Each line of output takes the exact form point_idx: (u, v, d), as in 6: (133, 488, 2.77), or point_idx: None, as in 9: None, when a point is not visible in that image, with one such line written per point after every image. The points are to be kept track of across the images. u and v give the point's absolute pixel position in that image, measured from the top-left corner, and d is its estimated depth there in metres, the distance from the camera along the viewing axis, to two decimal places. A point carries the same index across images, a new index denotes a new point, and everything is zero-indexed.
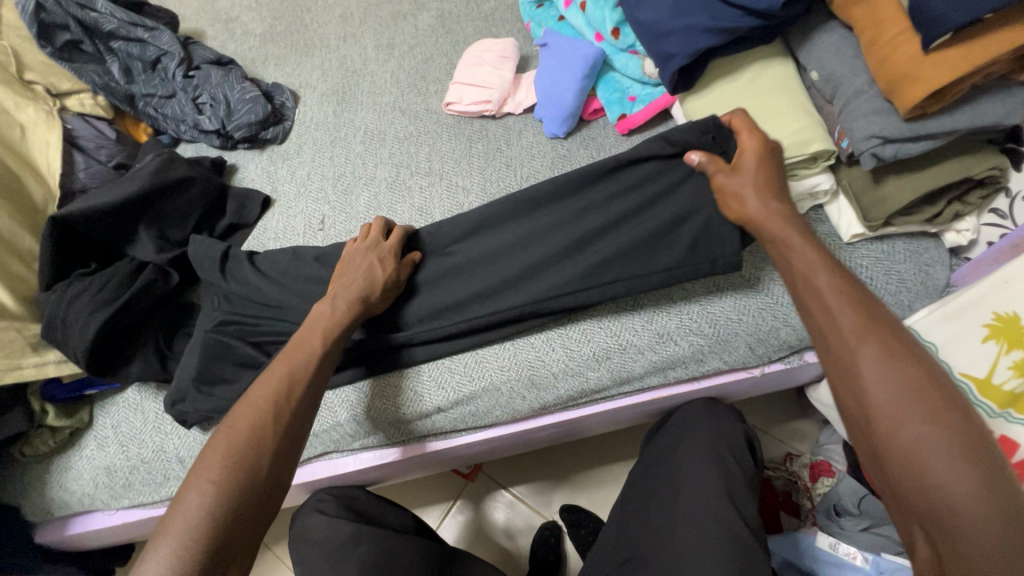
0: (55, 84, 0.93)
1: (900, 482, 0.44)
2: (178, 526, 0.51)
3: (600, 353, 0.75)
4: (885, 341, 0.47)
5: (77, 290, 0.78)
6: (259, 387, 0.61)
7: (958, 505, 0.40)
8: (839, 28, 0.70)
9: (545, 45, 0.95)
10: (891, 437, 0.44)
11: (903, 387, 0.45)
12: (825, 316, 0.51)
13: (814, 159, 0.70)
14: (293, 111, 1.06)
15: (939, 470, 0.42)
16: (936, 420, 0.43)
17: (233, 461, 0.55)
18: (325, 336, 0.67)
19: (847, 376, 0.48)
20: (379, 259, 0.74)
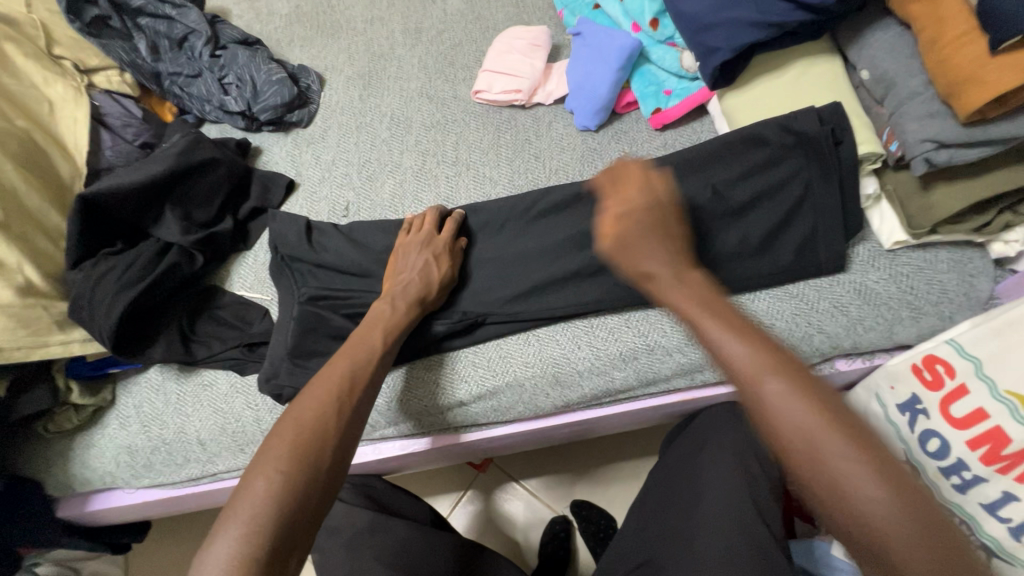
0: (83, 59, 0.93)
1: (830, 513, 0.43)
2: (243, 514, 0.51)
3: (628, 353, 0.74)
4: (780, 367, 0.46)
5: (104, 270, 0.77)
6: (323, 378, 0.61)
7: (884, 529, 0.41)
8: (894, 25, 0.67)
9: (578, 34, 0.93)
10: (814, 472, 0.43)
11: (813, 417, 0.44)
12: (716, 355, 0.48)
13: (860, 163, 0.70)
14: (318, 94, 1.04)
15: (862, 502, 0.41)
16: (846, 445, 0.43)
17: (300, 449, 0.55)
18: (386, 334, 0.68)
19: (759, 414, 0.46)
20: (434, 255, 0.75)
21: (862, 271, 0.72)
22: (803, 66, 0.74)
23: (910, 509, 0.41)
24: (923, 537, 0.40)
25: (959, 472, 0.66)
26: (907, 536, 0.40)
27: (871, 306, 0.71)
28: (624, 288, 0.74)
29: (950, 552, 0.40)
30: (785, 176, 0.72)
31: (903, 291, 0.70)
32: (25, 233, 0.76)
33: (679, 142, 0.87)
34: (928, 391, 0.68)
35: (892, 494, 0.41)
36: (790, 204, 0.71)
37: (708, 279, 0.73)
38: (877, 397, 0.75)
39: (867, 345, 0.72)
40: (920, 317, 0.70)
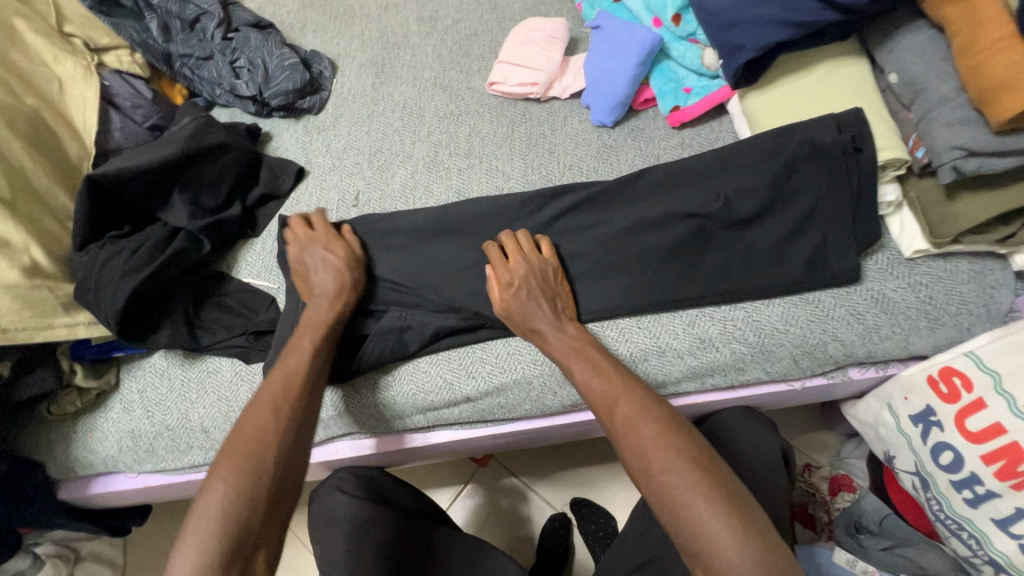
0: (94, 37, 0.91)
1: (667, 524, 0.52)
2: (201, 525, 0.52)
3: (639, 354, 0.73)
4: (630, 398, 0.60)
5: (111, 252, 0.76)
6: (259, 392, 0.63)
7: (702, 528, 0.49)
8: (926, 27, 0.65)
9: (597, 27, 0.91)
10: (652, 483, 0.54)
11: (650, 429, 0.57)
12: (583, 387, 0.64)
13: (884, 168, 0.69)
14: (330, 80, 1.03)
15: (682, 495, 0.51)
16: (677, 459, 0.54)
17: (244, 458, 0.56)
18: (314, 337, 0.69)
19: (618, 442, 0.58)
20: (326, 247, 0.77)
21: (880, 280, 0.70)
22: (829, 67, 0.72)
23: (729, 509, 0.50)
24: (744, 535, 0.48)
25: (972, 486, 0.65)
26: (724, 532, 0.49)
27: (888, 315, 0.70)
28: (635, 289, 0.73)
29: (762, 548, 0.48)
30: (806, 179, 0.70)
31: (921, 301, 0.69)
32: (31, 213, 0.75)
33: (697, 141, 0.86)
34: (943, 403, 0.67)
35: (711, 494, 0.51)
36: (810, 208, 0.70)
37: (723, 283, 0.72)
38: (889, 407, 0.74)
39: (881, 355, 0.71)
40: (937, 328, 0.69)
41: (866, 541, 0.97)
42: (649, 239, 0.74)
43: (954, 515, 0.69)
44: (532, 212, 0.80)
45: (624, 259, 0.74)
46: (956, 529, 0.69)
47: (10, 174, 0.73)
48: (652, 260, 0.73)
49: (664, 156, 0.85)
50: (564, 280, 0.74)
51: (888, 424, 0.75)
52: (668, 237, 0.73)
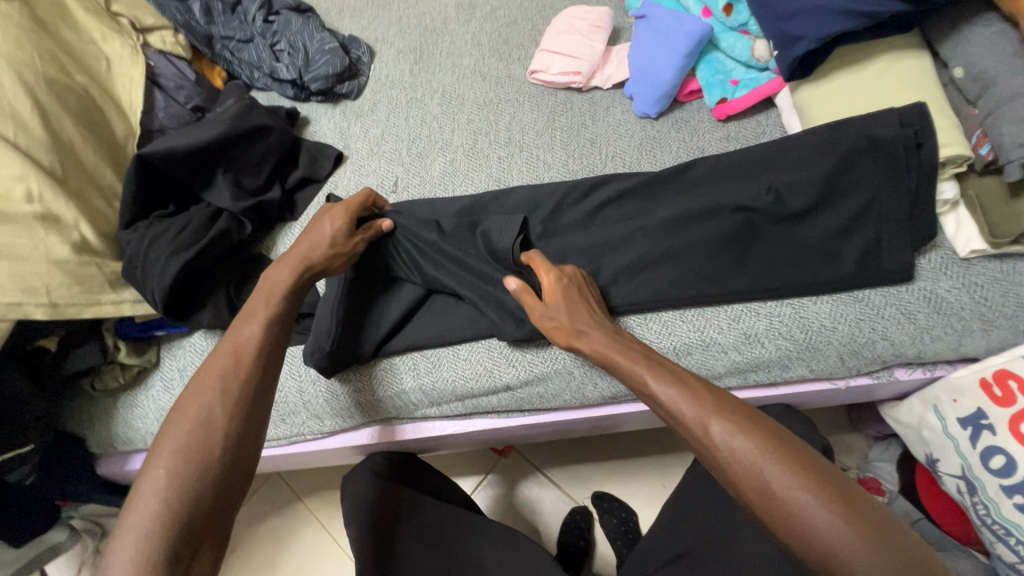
0: (140, 17, 0.91)
1: (801, 549, 0.45)
2: (140, 520, 0.49)
3: (682, 347, 0.72)
4: (727, 414, 0.51)
5: (158, 230, 0.77)
6: (204, 367, 0.59)
7: (842, 551, 0.43)
8: (997, 21, 0.64)
9: (642, 16, 0.90)
10: (776, 504, 0.46)
11: (763, 453, 0.48)
12: (666, 406, 0.55)
13: (943, 165, 0.67)
14: (368, 66, 1.02)
15: (824, 526, 0.44)
16: (806, 478, 0.46)
17: (185, 445, 0.53)
18: (270, 301, 0.66)
19: (729, 471, 0.49)
20: (331, 217, 0.74)
21: (933, 279, 0.69)
22: (889, 60, 0.70)
23: (867, 524, 0.44)
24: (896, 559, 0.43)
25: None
26: (869, 555, 0.43)
27: (941, 315, 0.68)
28: (680, 281, 0.72)
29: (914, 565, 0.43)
30: (861, 174, 0.69)
31: (976, 301, 0.68)
32: (80, 190, 0.75)
33: (742, 134, 0.84)
34: (996, 406, 0.66)
35: (846, 512, 0.44)
36: (864, 205, 0.69)
37: (771, 279, 0.71)
38: (935, 409, 0.73)
39: (931, 356, 0.70)
40: (992, 330, 0.67)
41: None
42: (696, 231, 0.73)
43: (1002, 520, 0.67)
44: (574, 202, 0.80)
45: (668, 250, 0.73)
46: (1003, 535, 0.68)
47: (60, 150, 0.74)
48: (700, 252, 0.73)
49: (707, 149, 0.84)
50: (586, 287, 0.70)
51: (933, 427, 0.74)
52: (715, 231, 0.72)
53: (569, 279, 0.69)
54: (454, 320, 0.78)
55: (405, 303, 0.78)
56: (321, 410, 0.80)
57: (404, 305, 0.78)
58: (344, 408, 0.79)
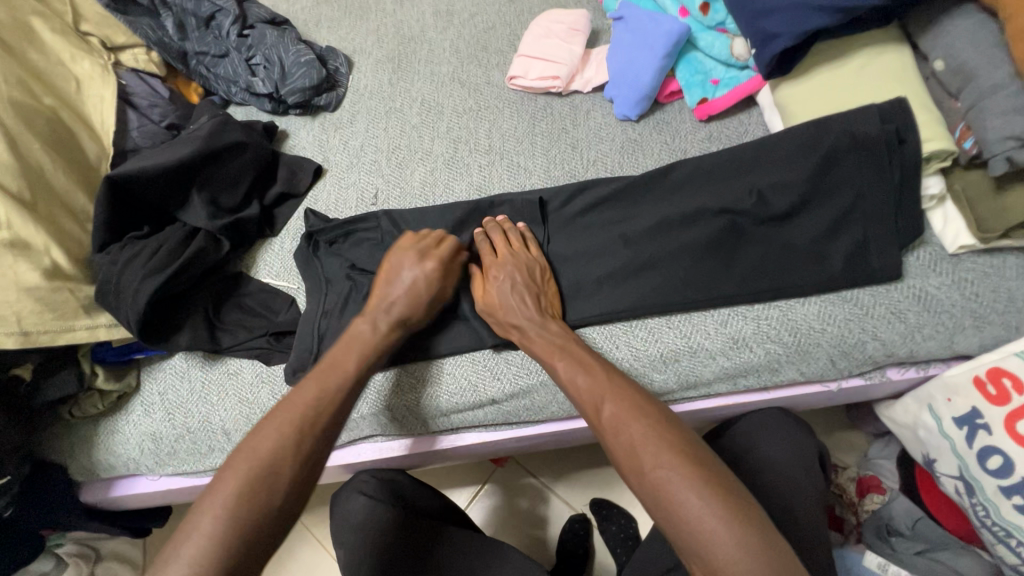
0: (110, 36, 0.90)
1: (662, 520, 0.51)
2: (189, 556, 0.49)
3: (670, 354, 0.71)
4: (616, 396, 0.58)
5: (131, 254, 0.75)
6: (280, 412, 0.58)
7: (702, 530, 0.48)
8: (976, 11, 0.62)
9: (620, 18, 0.89)
10: (647, 482, 0.52)
11: (636, 431, 0.54)
12: (570, 386, 0.62)
13: (928, 160, 0.65)
14: (346, 77, 1.01)
15: (677, 498, 0.50)
16: (669, 456, 0.52)
17: (246, 490, 0.53)
18: (361, 360, 0.65)
19: (611, 446, 0.56)
20: (426, 268, 0.70)
21: (922, 277, 0.68)
22: (870, 55, 0.69)
23: (733, 511, 0.48)
24: (745, 537, 0.47)
25: (1021, 492, 0.62)
26: (723, 534, 0.47)
27: (931, 314, 0.67)
28: (665, 288, 0.71)
29: (760, 542, 0.47)
30: (843, 172, 0.67)
31: (967, 298, 0.66)
32: (51, 215, 0.74)
33: (724, 135, 0.83)
34: (990, 406, 0.64)
35: (707, 491, 0.49)
36: (849, 203, 0.67)
37: (756, 282, 0.69)
38: (931, 408, 0.71)
39: (923, 354, 0.68)
40: (984, 326, 0.66)
41: (898, 545, 0.96)
42: (678, 236, 0.72)
43: (1003, 522, 0.65)
44: (555, 209, 0.78)
45: (651, 256, 0.72)
46: (1004, 536, 0.66)
47: (29, 174, 0.72)
48: (683, 258, 0.71)
49: (689, 150, 0.83)
50: (551, 281, 0.73)
51: (929, 426, 0.72)
52: (699, 235, 0.71)
53: (529, 265, 0.72)
54: (436, 332, 0.76)
55: None
56: (360, 417, 0.77)
57: None
58: None
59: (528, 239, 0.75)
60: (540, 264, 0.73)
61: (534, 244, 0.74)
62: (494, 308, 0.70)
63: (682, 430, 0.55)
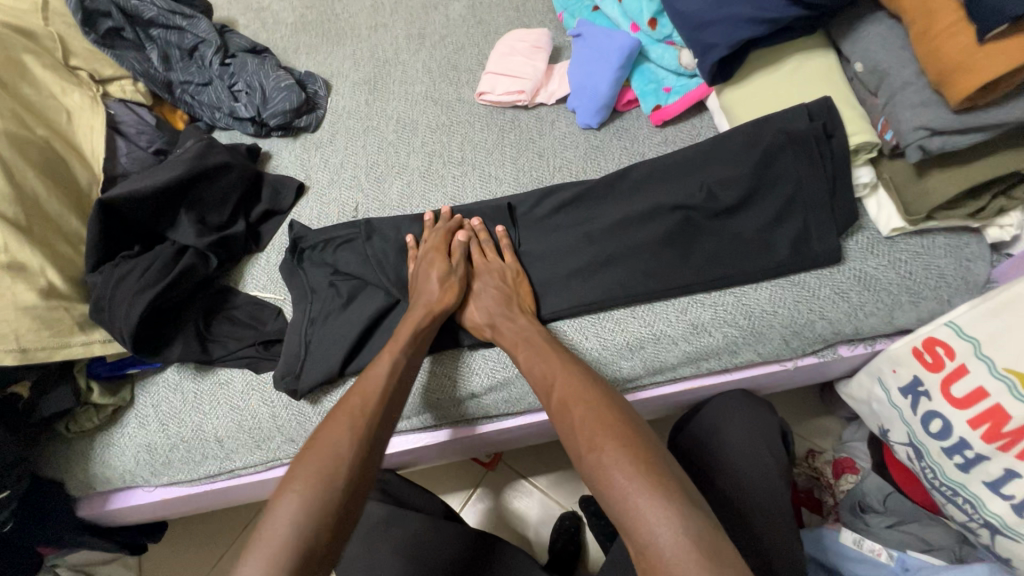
0: (99, 70, 0.95)
1: (597, 495, 0.56)
2: (270, 540, 0.54)
3: (635, 342, 0.75)
4: (565, 383, 0.65)
5: (123, 272, 0.79)
6: (341, 405, 0.65)
7: (625, 500, 0.53)
8: (886, 18, 0.69)
9: (579, 35, 0.95)
10: (584, 462, 0.58)
11: (578, 414, 0.61)
12: (530, 375, 0.69)
13: (856, 152, 0.72)
14: (325, 99, 1.07)
15: (604, 472, 0.55)
16: (601, 435, 0.58)
17: (317, 475, 0.58)
18: (395, 350, 0.71)
19: (561, 429, 0.63)
20: (432, 260, 0.79)
21: (861, 258, 0.74)
22: (799, 61, 0.76)
23: (655, 482, 0.53)
24: (664, 504, 0.51)
25: (961, 452, 0.67)
26: (644, 502, 0.52)
27: (871, 292, 0.73)
28: (628, 280, 0.76)
29: (679, 509, 0.51)
30: (781, 167, 0.74)
31: (903, 276, 0.72)
32: (46, 238, 0.78)
33: (679, 138, 0.89)
34: (929, 372, 0.69)
35: (631, 466, 0.54)
36: (789, 195, 0.73)
37: (712, 271, 0.75)
38: (880, 381, 0.77)
39: (868, 331, 0.74)
40: (920, 301, 0.72)
41: (871, 519, 0.99)
42: (637, 233, 0.77)
43: (948, 482, 0.70)
44: (524, 213, 0.84)
45: (613, 251, 0.77)
46: (951, 495, 0.71)
47: (24, 201, 0.77)
48: (643, 252, 0.76)
49: (648, 153, 0.89)
50: (523, 279, 0.79)
51: (880, 399, 0.78)
52: (656, 230, 0.76)
53: (502, 268, 0.79)
54: None
55: (363, 321, 0.80)
56: None
57: (364, 321, 0.80)
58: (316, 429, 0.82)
59: (502, 247, 0.81)
60: (513, 266, 0.79)
61: (507, 251, 0.81)
62: (472, 313, 0.78)
63: (622, 412, 0.61)
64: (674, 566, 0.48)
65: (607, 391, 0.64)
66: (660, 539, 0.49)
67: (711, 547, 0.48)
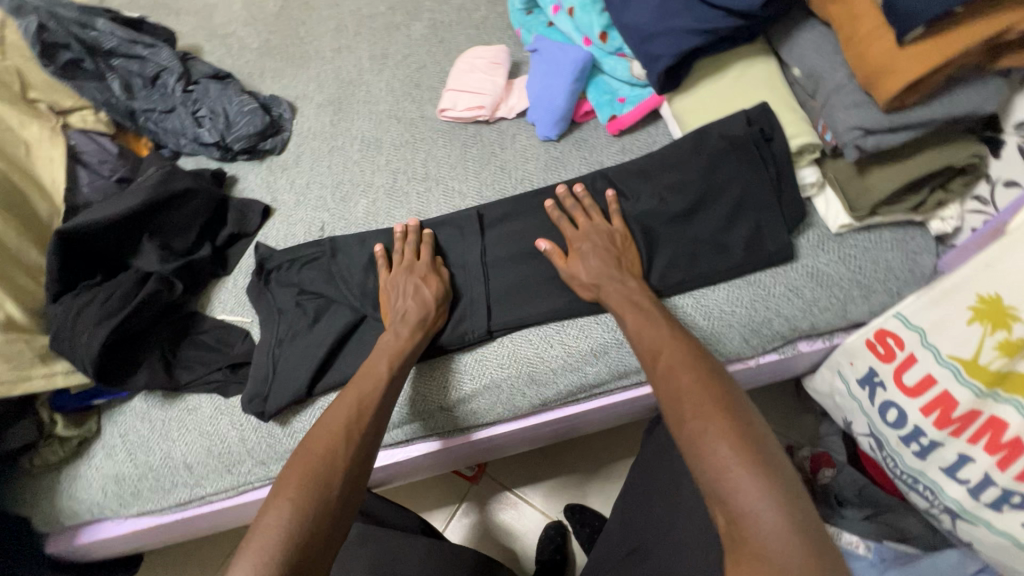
0: (57, 101, 0.96)
1: (694, 465, 0.55)
2: (261, 545, 0.55)
3: (598, 348, 0.77)
4: (674, 351, 0.64)
5: (84, 301, 0.79)
6: (331, 412, 0.68)
7: (726, 472, 0.52)
8: (818, 25, 0.72)
9: (535, 50, 0.98)
10: (686, 430, 0.57)
11: (686, 382, 0.60)
12: (634, 338, 0.69)
13: (801, 153, 0.75)
14: (290, 122, 1.08)
15: (709, 440, 0.54)
16: (709, 405, 0.57)
17: (309, 481, 0.60)
18: (389, 363, 0.72)
19: (662, 396, 0.62)
20: (421, 277, 0.78)
21: (813, 255, 0.76)
22: (742, 68, 0.79)
23: (758, 459, 0.52)
24: (767, 481, 0.50)
25: (916, 440, 0.69)
26: (746, 477, 0.51)
27: (824, 288, 0.75)
28: None
29: (781, 487, 0.50)
30: (729, 171, 0.76)
31: (853, 271, 0.75)
32: (4, 271, 0.78)
33: (636, 146, 0.92)
34: (882, 363, 0.71)
35: (735, 440, 0.54)
36: (739, 198, 0.75)
37: (671, 275, 0.76)
38: (840, 374, 0.78)
39: (824, 325, 0.75)
40: (870, 295, 0.74)
41: (847, 512, 0.98)
42: None
43: (908, 470, 0.72)
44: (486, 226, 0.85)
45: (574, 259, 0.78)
46: (913, 483, 0.73)
47: None
48: None
49: (606, 162, 0.91)
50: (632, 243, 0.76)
51: (841, 391, 0.79)
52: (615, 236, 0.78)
53: (603, 232, 0.76)
54: None
55: (331, 340, 0.80)
56: None
57: (331, 339, 0.81)
58: (287, 451, 0.81)
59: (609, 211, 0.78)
60: (622, 228, 0.77)
61: (615, 215, 0.78)
62: (576, 273, 0.75)
63: (731, 388, 0.60)
64: (770, 540, 0.47)
65: (719, 365, 0.63)
66: (765, 514, 0.49)
67: (810, 530, 0.48)
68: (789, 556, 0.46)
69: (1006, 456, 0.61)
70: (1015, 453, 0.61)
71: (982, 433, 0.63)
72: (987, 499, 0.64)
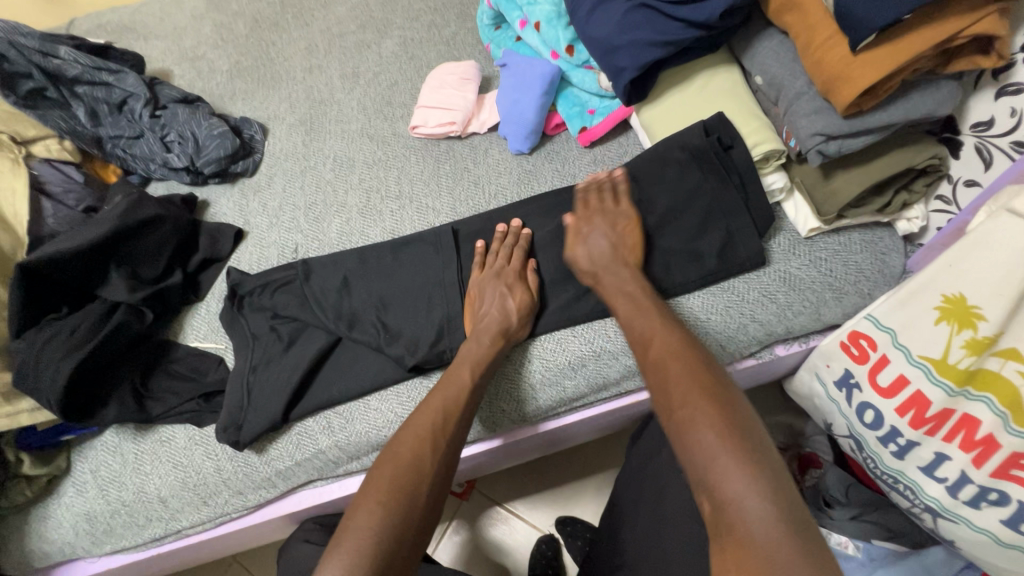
0: (20, 131, 0.94)
1: (682, 453, 0.52)
2: (354, 546, 0.55)
3: (576, 361, 0.77)
4: (666, 340, 0.62)
5: (48, 335, 0.77)
6: (418, 415, 0.66)
7: (713, 459, 0.49)
8: (777, 33, 0.73)
9: (504, 65, 0.98)
10: (676, 417, 0.54)
11: (676, 369, 0.58)
12: (628, 328, 0.67)
13: (767, 159, 0.75)
14: (261, 143, 1.07)
15: (698, 425, 0.52)
16: (697, 392, 0.55)
17: (398, 489, 0.59)
18: (473, 370, 0.70)
19: (652, 385, 0.59)
20: (508, 285, 0.76)
21: (784, 260, 0.76)
22: (706, 78, 0.80)
23: (745, 447, 0.49)
24: (755, 468, 0.48)
25: (893, 440, 0.69)
26: (733, 466, 0.48)
27: (797, 292, 0.75)
28: (571, 302, 0.78)
29: (768, 474, 0.47)
30: (696, 180, 0.76)
31: (824, 274, 0.75)
32: None
33: (608, 156, 0.93)
34: (857, 364, 0.72)
35: (723, 425, 0.51)
36: (709, 206, 0.76)
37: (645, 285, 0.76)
38: (817, 377, 0.79)
39: (799, 329, 0.76)
40: (843, 297, 0.75)
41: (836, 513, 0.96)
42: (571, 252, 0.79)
43: (888, 470, 0.72)
44: (460, 242, 0.85)
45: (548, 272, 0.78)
46: (894, 482, 0.73)
47: None
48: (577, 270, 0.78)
49: (579, 174, 0.92)
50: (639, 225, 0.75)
51: (820, 393, 0.80)
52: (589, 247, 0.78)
53: (616, 213, 0.76)
54: (361, 369, 0.80)
55: (306, 363, 0.79)
56: (309, 459, 0.80)
57: (306, 363, 0.79)
58: (264, 479, 0.80)
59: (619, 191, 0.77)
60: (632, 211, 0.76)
61: (622, 197, 0.77)
62: (579, 258, 0.74)
63: (723, 376, 0.57)
64: (756, 529, 0.44)
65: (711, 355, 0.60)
66: (752, 503, 0.46)
67: (799, 518, 0.45)
68: (778, 546, 0.43)
69: (982, 452, 0.61)
70: (990, 450, 0.61)
71: (957, 431, 0.63)
72: (965, 497, 0.64)
